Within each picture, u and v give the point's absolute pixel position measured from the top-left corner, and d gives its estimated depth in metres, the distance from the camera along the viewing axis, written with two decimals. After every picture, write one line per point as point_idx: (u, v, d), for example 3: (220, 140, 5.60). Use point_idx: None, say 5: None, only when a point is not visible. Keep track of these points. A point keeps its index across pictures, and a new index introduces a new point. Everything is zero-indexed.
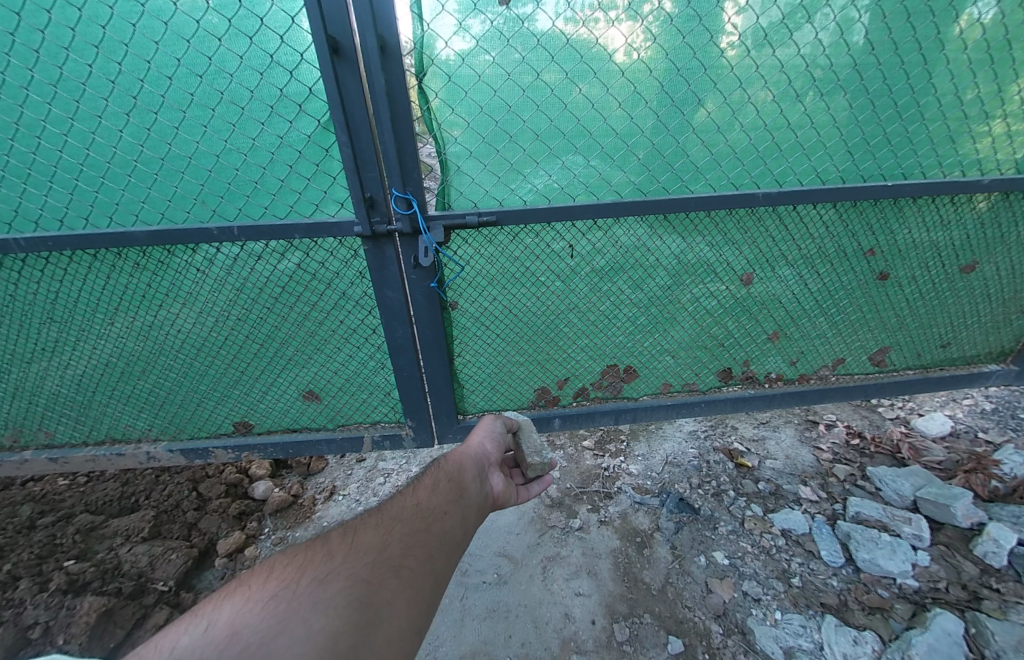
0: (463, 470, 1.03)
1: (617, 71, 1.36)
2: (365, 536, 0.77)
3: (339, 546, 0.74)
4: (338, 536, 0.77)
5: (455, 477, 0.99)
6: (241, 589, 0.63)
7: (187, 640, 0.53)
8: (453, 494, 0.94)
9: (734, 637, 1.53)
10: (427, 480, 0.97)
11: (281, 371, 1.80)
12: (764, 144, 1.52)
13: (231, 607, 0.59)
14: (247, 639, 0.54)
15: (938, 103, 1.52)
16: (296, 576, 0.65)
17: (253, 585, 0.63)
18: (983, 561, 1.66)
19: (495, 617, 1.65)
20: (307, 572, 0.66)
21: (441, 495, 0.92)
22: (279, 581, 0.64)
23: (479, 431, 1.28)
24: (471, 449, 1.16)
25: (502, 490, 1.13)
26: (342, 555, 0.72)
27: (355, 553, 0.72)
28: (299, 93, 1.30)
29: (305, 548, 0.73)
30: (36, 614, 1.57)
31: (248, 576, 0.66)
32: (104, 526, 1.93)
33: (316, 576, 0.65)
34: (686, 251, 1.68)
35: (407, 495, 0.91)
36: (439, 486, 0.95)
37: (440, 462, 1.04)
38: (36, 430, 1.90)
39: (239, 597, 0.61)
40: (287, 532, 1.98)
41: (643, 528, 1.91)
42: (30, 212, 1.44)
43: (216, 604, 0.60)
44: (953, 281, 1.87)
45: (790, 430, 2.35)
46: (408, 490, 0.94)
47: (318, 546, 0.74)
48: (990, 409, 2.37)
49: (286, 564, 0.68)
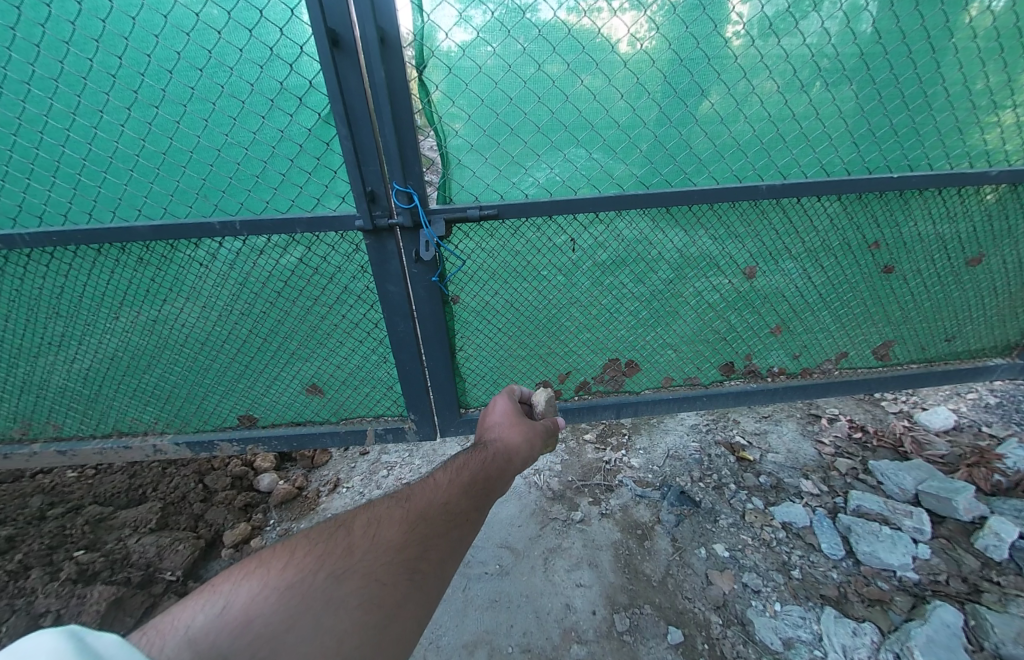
0: (498, 480, 1.00)
1: (619, 62, 1.35)
2: (387, 530, 0.77)
3: (360, 538, 0.74)
4: (357, 527, 0.77)
5: (487, 480, 0.97)
6: (260, 571, 0.62)
7: (201, 619, 0.53)
8: (478, 498, 0.92)
9: (733, 628, 1.55)
10: (460, 476, 0.94)
11: (284, 365, 1.81)
12: (768, 136, 1.50)
13: (249, 590, 0.58)
14: (260, 631, 0.54)
15: (947, 93, 1.49)
16: (313, 568, 0.66)
17: (272, 570, 0.63)
18: (984, 554, 1.66)
19: (497, 607, 1.67)
20: (325, 566, 0.67)
21: (468, 497, 0.90)
22: (296, 571, 0.64)
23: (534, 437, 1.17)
24: (517, 456, 1.09)
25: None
26: (363, 550, 0.72)
27: (375, 549, 0.72)
28: (299, 86, 1.29)
29: (326, 537, 0.73)
30: (47, 603, 1.60)
31: (267, 556, 0.66)
32: (113, 517, 1.96)
33: (332, 573, 0.66)
34: (689, 245, 1.67)
35: (435, 489, 0.90)
36: (467, 483, 0.93)
37: (477, 459, 1.01)
38: (44, 423, 1.92)
39: (256, 581, 0.60)
40: (292, 524, 2.01)
41: (644, 521, 1.93)
42: (33, 207, 1.45)
43: (234, 582, 0.60)
44: (959, 274, 1.86)
45: (792, 424, 2.35)
46: (437, 481, 0.93)
47: (337, 536, 0.74)
48: (994, 403, 2.36)
49: (304, 552, 0.68)
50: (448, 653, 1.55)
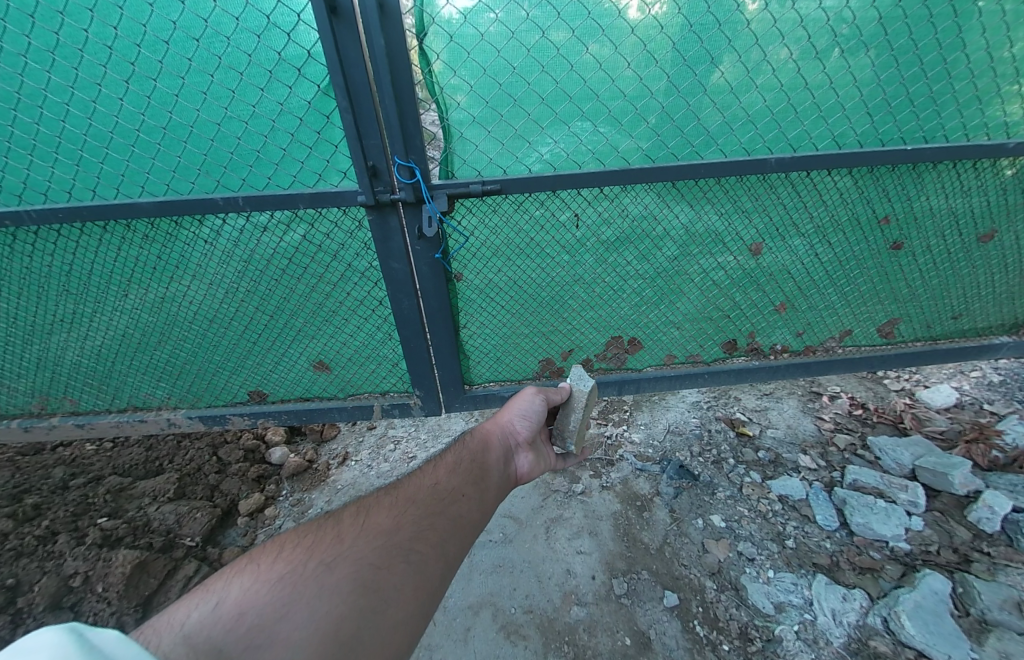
0: (486, 451, 1.14)
1: (628, 28, 1.31)
2: (377, 518, 0.83)
3: (350, 527, 0.80)
4: (349, 518, 0.83)
5: (475, 459, 1.09)
6: (250, 569, 0.67)
7: (196, 616, 0.57)
8: (469, 477, 1.03)
9: (727, 593, 1.61)
10: (445, 461, 1.06)
11: (292, 342, 1.84)
12: (779, 106, 1.45)
13: (240, 586, 0.63)
14: (252, 621, 0.58)
15: (968, 60, 1.44)
16: (303, 558, 0.70)
17: (263, 564, 0.68)
18: (976, 527, 1.70)
19: (501, 572, 1.75)
20: (315, 556, 0.71)
21: (458, 477, 1.02)
22: (286, 563, 0.68)
23: (515, 406, 1.33)
24: (500, 426, 1.26)
25: (531, 468, 1.24)
26: (352, 537, 0.77)
27: (366, 536, 0.78)
28: (297, 56, 1.27)
29: (316, 528, 0.79)
30: (75, 564, 1.68)
31: (257, 554, 0.71)
32: (132, 488, 2.04)
33: (323, 561, 0.70)
34: (695, 221, 1.66)
35: (424, 475, 1.00)
36: (459, 467, 1.05)
37: (463, 444, 1.16)
38: (62, 398, 1.98)
39: (248, 578, 0.65)
40: (304, 494, 2.08)
41: (643, 493, 1.98)
42: (38, 184, 1.45)
43: (226, 581, 0.64)
44: (969, 251, 1.83)
45: (793, 402, 2.37)
46: (426, 470, 1.03)
47: (328, 526, 0.79)
48: (997, 381, 2.36)
49: (294, 545, 0.73)
50: (454, 614, 1.63)
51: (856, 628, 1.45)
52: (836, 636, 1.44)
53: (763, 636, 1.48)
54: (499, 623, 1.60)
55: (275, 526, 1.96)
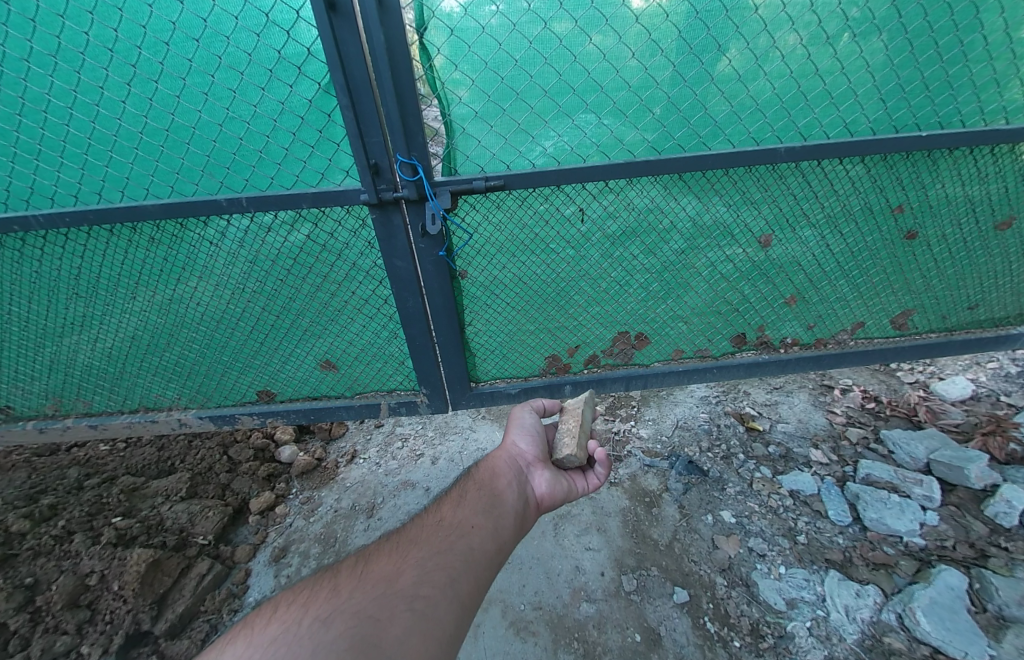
0: (495, 477, 1.20)
1: (631, 18, 1.28)
2: (376, 567, 0.86)
3: (347, 580, 0.82)
4: (346, 571, 0.85)
5: (482, 488, 1.14)
6: (247, 634, 0.71)
7: None
8: (477, 507, 1.07)
9: (738, 589, 1.60)
10: (452, 495, 1.12)
11: (299, 341, 1.85)
12: (789, 94, 1.41)
13: (234, 652, 0.67)
14: None
15: (985, 42, 1.40)
16: (298, 617, 0.72)
17: (258, 628, 0.72)
18: (993, 521, 1.66)
19: (510, 568, 1.75)
20: (309, 613, 0.73)
21: (464, 510, 1.05)
22: (280, 624, 0.71)
23: (517, 426, 1.43)
24: (505, 452, 1.32)
25: (549, 488, 1.27)
26: (349, 589, 0.79)
27: (363, 587, 0.80)
28: (297, 55, 1.25)
29: (312, 585, 0.82)
30: (91, 563, 1.72)
31: (255, 618, 0.75)
32: (145, 487, 2.07)
33: (318, 617, 0.72)
34: (701, 213, 1.63)
35: (428, 517, 1.04)
36: (467, 499, 1.10)
37: (471, 475, 1.21)
38: (75, 400, 2.01)
39: (242, 642, 0.69)
40: (313, 492, 2.10)
41: (651, 489, 1.97)
42: (45, 188, 1.46)
43: (222, 650, 0.69)
44: (986, 239, 1.78)
45: (803, 396, 2.34)
46: (433, 510, 1.07)
47: (327, 581, 0.82)
48: (1015, 372, 2.31)
49: (290, 605, 0.76)
50: None
51: (870, 624, 1.43)
52: (850, 633, 1.42)
53: (776, 633, 1.47)
54: (509, 620, 1.60)
55: (285, 525, 1.98)
